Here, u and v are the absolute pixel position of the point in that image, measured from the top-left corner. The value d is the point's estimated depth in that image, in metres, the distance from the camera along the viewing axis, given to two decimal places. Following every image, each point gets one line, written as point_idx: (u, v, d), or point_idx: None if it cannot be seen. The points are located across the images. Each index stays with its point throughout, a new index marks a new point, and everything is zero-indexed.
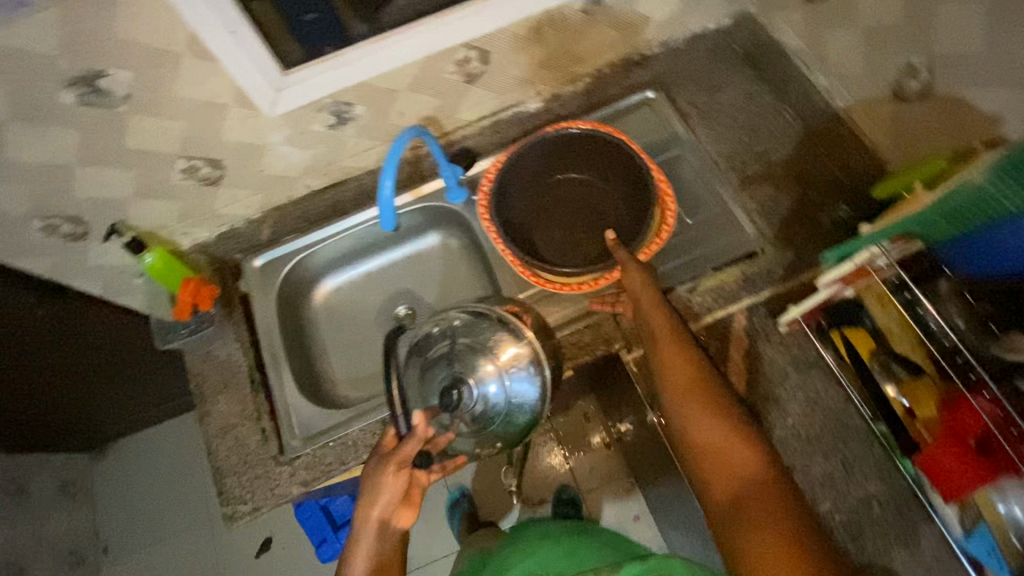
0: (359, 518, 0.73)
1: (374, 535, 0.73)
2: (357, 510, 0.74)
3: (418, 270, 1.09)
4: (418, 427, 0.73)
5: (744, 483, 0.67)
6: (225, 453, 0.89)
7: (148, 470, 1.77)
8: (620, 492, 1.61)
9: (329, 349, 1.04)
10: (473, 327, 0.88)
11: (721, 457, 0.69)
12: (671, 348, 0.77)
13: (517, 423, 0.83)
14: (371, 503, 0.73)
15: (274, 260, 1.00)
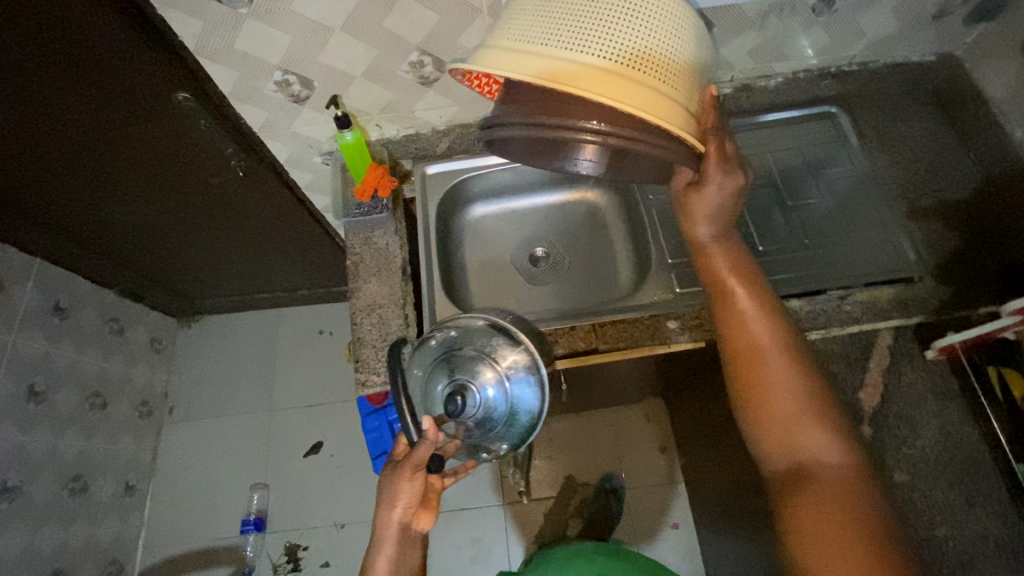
0: (380, 521, 0.76)
1: (394, 540, 0.75)
2: (376, 516, 0.76)
3: (563, 218, 1.15)
4: (429, 432, 0.72)
5: (823, 471, 0.59)
6: (368, 327, 0.95)
7: (227, 348, 1.88)
8: (662, 499, 1.61)
9: (467, 267, 1.11)
10: (470, 334, 0.85)
11: (790, 442, 0.63)
12: (753, 316, 0.69)
13: (519, 425, 0.82)
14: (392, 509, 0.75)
15: (444, 173, 1.08)
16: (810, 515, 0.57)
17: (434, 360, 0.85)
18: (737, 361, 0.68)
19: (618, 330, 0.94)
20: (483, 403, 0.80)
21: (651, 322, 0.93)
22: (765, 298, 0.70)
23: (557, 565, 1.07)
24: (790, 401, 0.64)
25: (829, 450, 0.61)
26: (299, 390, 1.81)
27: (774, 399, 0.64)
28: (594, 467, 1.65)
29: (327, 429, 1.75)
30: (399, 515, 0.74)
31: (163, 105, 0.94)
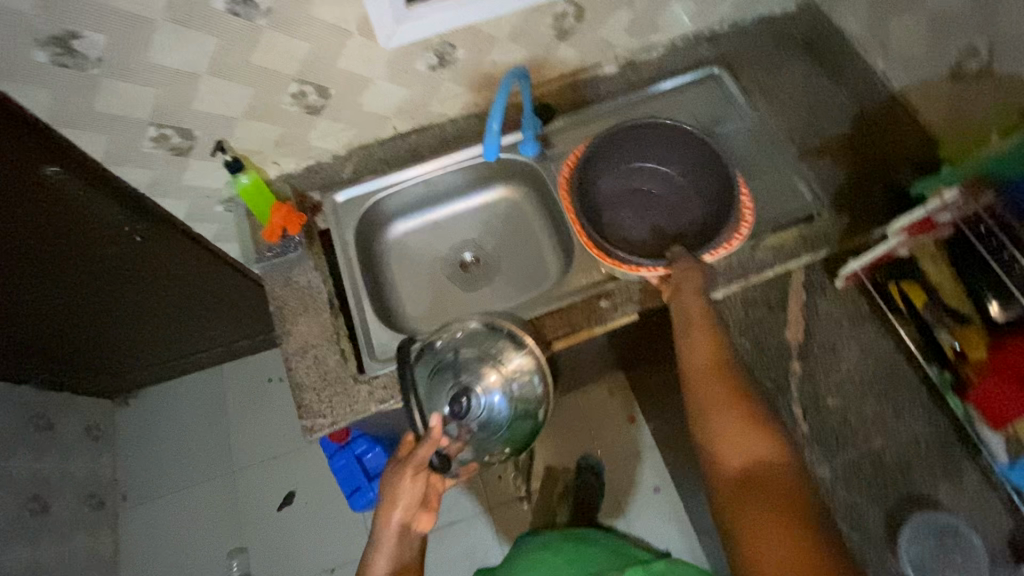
0: (380, 521, 0.81)
1: (394, 539, 0.80)
2: (377, 516, 0.81)
3: (485, 220, 1.15)
4: (434, 431, 0.80)
5: (768, 469, 0.66)
6: (305, 369, 0.92)
7: (172, 418, 1.77)
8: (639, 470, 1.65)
9: (399, 287, 1.09)
10: (478, 338, 0.90)
11: (741, 443, 0.68)
12: (703, 335, 0.78)
13: (520, 427, 0.88)
14: (393, 508, 0.80)
15: (354, 199, 1.05)
16: (747, 517, 0.63)
17: (445, 362, 0.90)
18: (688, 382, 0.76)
19: (556, 319, 0.95)
20: (486, 405, 0.87)
21: (584, 305, 0.96)
22: (716, 330, 0.79)
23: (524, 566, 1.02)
24: (737, 413, 0.71)
25: (772, 450, 0.67)
26: (260, 444, 1.74)
27: (725, 410, 0.71)
28: (571, 453, 1.67)
29: (296, 476, 1.69)
30: (399, 515, 0.80)
31: (30, 183, 0.87)
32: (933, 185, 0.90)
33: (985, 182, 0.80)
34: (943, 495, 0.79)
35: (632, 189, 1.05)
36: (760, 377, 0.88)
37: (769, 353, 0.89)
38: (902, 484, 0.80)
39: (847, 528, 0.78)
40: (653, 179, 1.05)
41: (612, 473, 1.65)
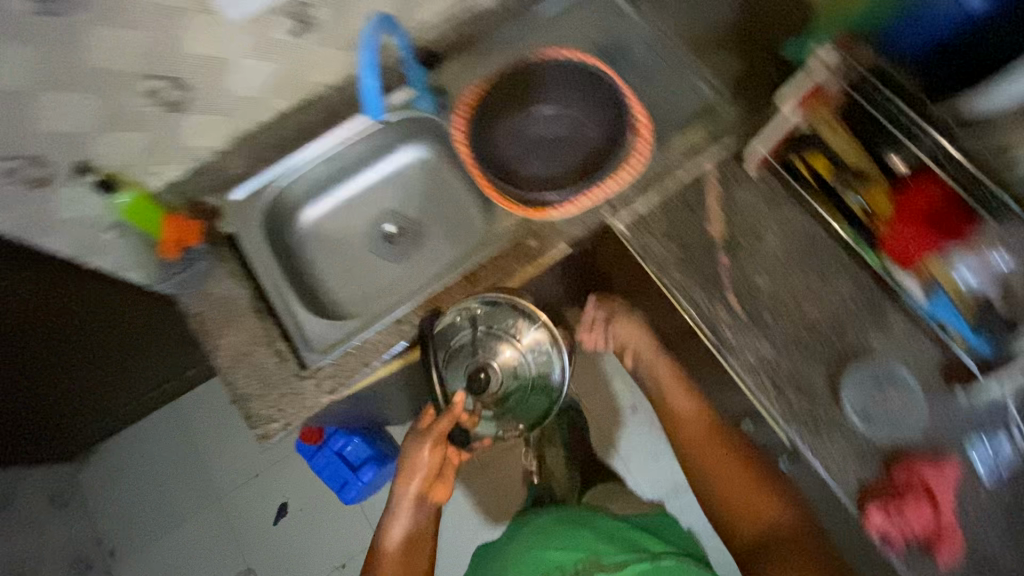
0: (400, 487, 0.93)
1: (411, 504, 0.93)
2: (397, 484, 0.93)
3: (399, 186, 1.10)
4: (455, 407, 0.87)
5: (777, 528, 0.85)
6: (246, 377, 0.89)
7: (141, 465, 1.71)
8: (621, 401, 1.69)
9: (327, 275, 1.05)
10: (494, 314, 0.91)
11: (749, 504, 0.88)
12: (687, 410, 0.97)
13: (539, 403, 0.96)
14: (411, 477, 0.92)
15: (253, 193, 0.99)
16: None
17: (465, 340, 0.92)
18: (688, 442, 0.96)
19: (489, 267, 0.94)
20: (502, 379, 0.94)
21: (514, 248, 0.95)
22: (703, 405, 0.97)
23: (515, 558, 0.99)
24: (736, 471, 0.90)
25: (779, 513, 0.86)
26: (239, 467, 1.69)
27: (725, 465, 0.91)
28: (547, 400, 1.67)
29: (284, 488, 1.66)
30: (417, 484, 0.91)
31: None
32: (803, 46, 0.92)
33: (858, 40, 0.81)
34: (876, 344, 0.84)
35: (535, 131, 1.01)
36: (693, 276, 0.90)
37: (697, 251, 0.91)
38: (838, 343, 0.84)
39: (795, 393, 0.83)
40: (557, 119, 1.01)
41: (592, 405, 1.69)
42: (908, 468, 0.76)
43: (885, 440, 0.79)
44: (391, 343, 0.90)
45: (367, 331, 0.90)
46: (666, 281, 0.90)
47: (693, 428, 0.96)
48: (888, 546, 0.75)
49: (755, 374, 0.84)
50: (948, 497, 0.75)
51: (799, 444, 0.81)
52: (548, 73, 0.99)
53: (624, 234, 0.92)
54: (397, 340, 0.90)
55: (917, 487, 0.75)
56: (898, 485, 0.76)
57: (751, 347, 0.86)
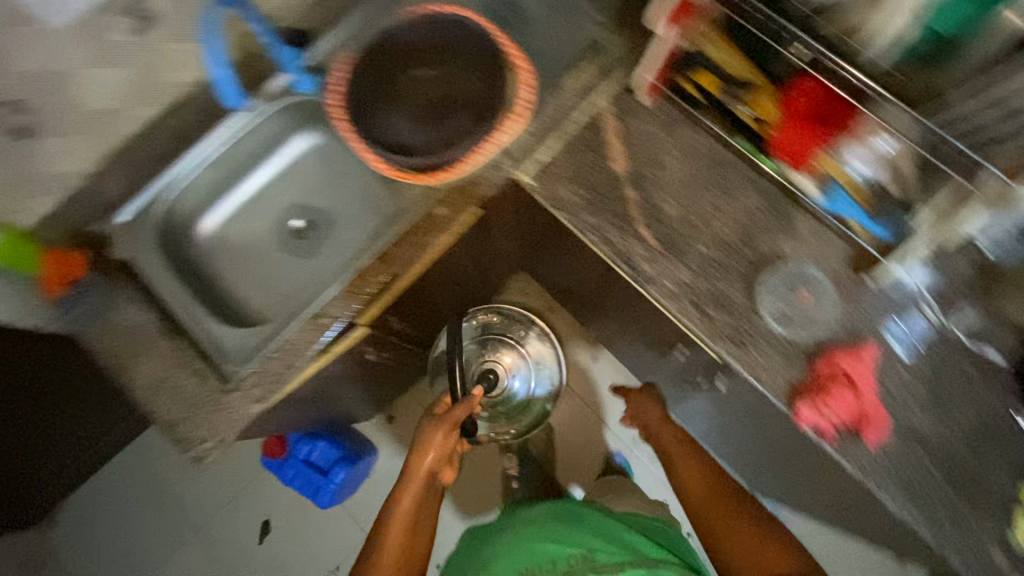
0: (411, 465, 0.95)
1: (422, 480, 0.94)
2: (411, 457, 0.96)
3: (297, 177, 1.04)
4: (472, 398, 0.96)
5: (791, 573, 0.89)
6: (169, 403, 0.86)
7: (111, 514, 1.66)
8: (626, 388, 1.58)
9: (239, 282, 1.00)
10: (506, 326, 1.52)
11: (761, 551, 0.92)
12: (695, 474, 1.08)
13: (530, 408, 1.51)
14: (423, 454, 0.95)
15: (140, 212, 0.94)
16: None
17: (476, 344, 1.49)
18: (694, 497, 1.05)
19: (400, 245, 0.90)
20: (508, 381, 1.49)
21: (423, 220, 0.91)
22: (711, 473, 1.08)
23: (506, 544, 0.94)
24: (743, 521, 0.97)
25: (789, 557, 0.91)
26: (213, 496, 1.65)
27: (733, 518, 0.97)
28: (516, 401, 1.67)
29: (263, 506, 1.64)
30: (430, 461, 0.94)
31: None
32: None
33: None
34: (786, 248, 0.85)
35: (422, 102, 0.97)
36: (603, 215, 0.89)
37: (603, 190, 0.90)
38: (749, 254, 0.86)
39: (717, 311, 0.84)
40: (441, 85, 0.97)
41: None
42: (830, 361, 0.77)
43: (808, 338, 0.80)
44: (312, 339, 0.87)
45: (285, 330, 0.87)
46: (578, 225, 0.89)
47: (697, 484, 1.06)
48: (821, 436, 0.76)
49: (675, 300, 0.85)
50: (867, 379, 0.77)
51: (727, 359, 0.82)
52: (421, 39, 0.95)
53: (531, 185, 0.90)
54: (319, 335, 0.88)
55: (840, 378, 0.77)
56: (819, 380, 0.78)
57: (669, 274, 0.86)
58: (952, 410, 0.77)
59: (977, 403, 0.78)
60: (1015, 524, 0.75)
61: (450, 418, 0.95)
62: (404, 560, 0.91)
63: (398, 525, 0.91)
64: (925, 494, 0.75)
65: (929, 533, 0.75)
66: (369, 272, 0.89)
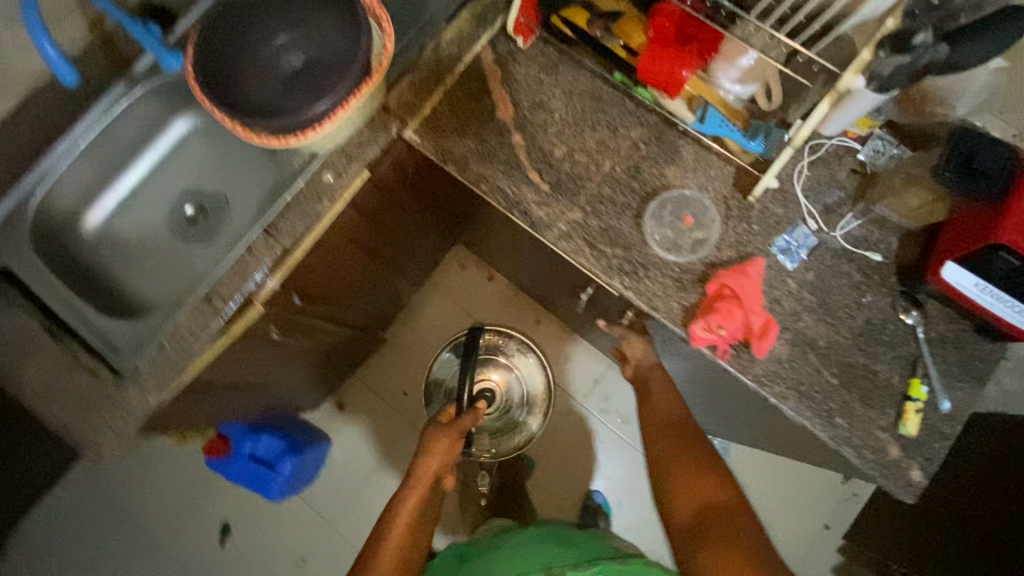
0: (417, 467, 0.95)
1: (426, 485, 0.92)
2: (418, 461, 0.95)
3: (185, 164, 1.02)
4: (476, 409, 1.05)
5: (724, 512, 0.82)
6: (61, 406, 0.82)
7: (62, 538, 1.61)
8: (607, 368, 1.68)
9: (131, 276, 0.96)
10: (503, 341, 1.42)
11: (695, 486, 0.85)
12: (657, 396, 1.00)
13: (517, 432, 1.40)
14: (430, 460, 0.96)
15: (10, 213, 0.89)
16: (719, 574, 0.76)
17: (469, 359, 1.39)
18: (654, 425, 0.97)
19: (290, 217, 0.88)
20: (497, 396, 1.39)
21: (310, 189, 0.88)
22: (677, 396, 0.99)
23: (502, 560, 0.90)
24: (692, 451, 0.90)
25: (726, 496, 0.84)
26: (165, 506, 1.62)
27: (680, 443, 0.91)
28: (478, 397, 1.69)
29: (221, 509, 1.61)
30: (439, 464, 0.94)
31: None
32: None
33: None
34: (672, 177, 0.85)
35: (285, 72, 0.87)
36: (492, 164, 0.88)
37: (490, 139, 0.88)
38: (638, 186, 0.85)
39: (611, 247, 0.84)
40: (300, 47, 0.87)
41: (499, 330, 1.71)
42: (717, 280, 0.79)
43: (699, 263, 0.82)
44: (208, 323, 0.85)
45: (178, 313, 0.85)
46: (468, 178, 0.87)
47: (656, 406, 0.98)
48: (716, 354, 0.78)
49: (570, 240, 0.85)
50: (754, 293, 0.78)
51: (624, 292, 0.83)
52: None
53: (416, 140, 0.89)
54: (214, 318, 0.85)
55: (726, 296, 0.78)
56: (710, 300, 0.79)
57: (562, 215, 0.86)
58: (836, 314, 0.80)
59: (861, 306, 0.80)
60: (903, 418, 0.76)
61: (456, 428, 1.00)
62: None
63: (400, 530, 0.86)
64: (817, 398, 0.78)
65: (827, 436, 0.77)
66: (260, 247, 0.87)
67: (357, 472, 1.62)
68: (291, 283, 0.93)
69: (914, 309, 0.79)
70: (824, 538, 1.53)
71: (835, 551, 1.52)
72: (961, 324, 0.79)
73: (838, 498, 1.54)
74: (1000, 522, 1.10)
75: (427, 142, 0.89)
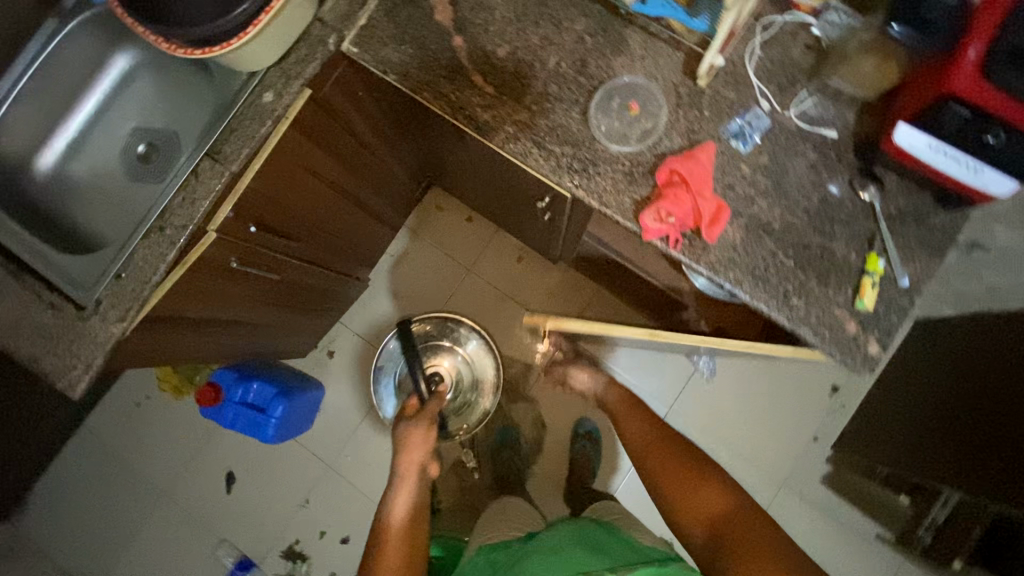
0: (401, 463, 0.93)
1: (415, 479, 0.92)
2: (400, 457, 0.93)
3: (131, 102, 1.00)
4: (438, 394, 1.06)
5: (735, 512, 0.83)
6: (29, 341, 0.84)
7: (77, 496, 1.67)
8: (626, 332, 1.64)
9: (86, 217, 0.95)
10: (442, 327, 1.38)
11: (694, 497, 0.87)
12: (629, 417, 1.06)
13: (474, 411, 1.38)
14: (412, 451, 0.94)
15: None
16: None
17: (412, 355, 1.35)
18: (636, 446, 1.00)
19: (236, 140, 0.87)
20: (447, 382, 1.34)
21: (251, 112, 0.87)
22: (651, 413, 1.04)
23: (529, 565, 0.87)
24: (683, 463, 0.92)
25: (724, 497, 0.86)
26: (171, 459, 1.67)
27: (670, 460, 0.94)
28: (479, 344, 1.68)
29: (224, 459, 1.66)
30: (422, 455, 0.93)
31: None
32: None
33: None
34: (619, 69, 0.82)
35: None
36: (433, 70, 0.85)
37: (431, 46, 0.85)
38: (585, 80, 0.82)
39: (560, 146, 0.81)
40: None
41: (481, 269, 1.70)
42: (666, 168, 0.77)
43: (648, 154, 0.79)
44: (162, 254, 0.85)
45: (131, 244, 0.85)
46: (409, 86, 0.85)
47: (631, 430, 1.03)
48: (669, 243, 0.77)
49: (518, 142, 0.82)
50: (704, 177, 0.77)
51: (575, 191, 0.80)
52: None
53: (354, 52, 0.87)
54: (168, 248, 0.85)
55: (676, 182, 0.76)
56: (661, 188, 0.77)
57: (508, 117, 0.83)
58: (792, 196, 0.78)
59: (817, 186, 0.78)
60: (859, 293, 0.75)
61: (428, 412, 1.00)
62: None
63: (396, 536, 0.84)
64: (773, 281, 0.76)
65: (783, 317, 0.76)
66: (207, 173, 0.87)
67: (353, 416, 1.66)
68: (244, 212, 0.92)
69: (871, 184, 0.77)
70: (814, 451, 1.54)
71: (825, 463, 1.53)
72: (922, 197, 0.77)
73: (826, 411, 1.55)
74: (985, 411, 1.08)
75: (366, 53, 0.86)
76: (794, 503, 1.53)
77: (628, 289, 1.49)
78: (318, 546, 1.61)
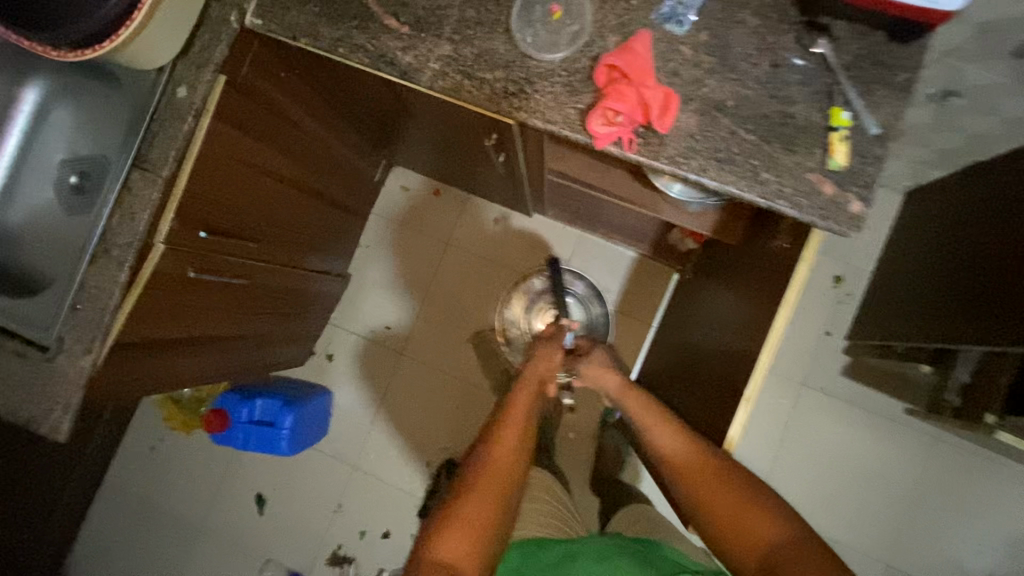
0: (527, 373, 1.02)
1: (534, 386, 0.99)
2: (525, 372, 1.03)
3: (50, 129, 0.95)
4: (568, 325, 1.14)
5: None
6: (3, 395, 0.81)
7: (116, 552, 1.67)
8: (634, 284, 1.61)
9: (34, 258, 0.92)
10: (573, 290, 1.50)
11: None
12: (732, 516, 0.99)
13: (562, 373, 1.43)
14: (536, 367, 1.03)
15: None
16: None
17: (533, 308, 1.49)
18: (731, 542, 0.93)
19: (163, 144, 0.83)
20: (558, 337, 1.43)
21: (172, 112, 0.84)
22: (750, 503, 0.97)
23: None
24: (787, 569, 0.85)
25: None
26: (200, 493, 1.67)
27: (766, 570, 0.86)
28: (479, 313, 1.65)
29: (252, 481, 1.66)
30: (547, 369, 1.03)
31: None
32: None
33: None
34: None
35: None
36: (344, 24, 0.80)
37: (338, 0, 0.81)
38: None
39: (491, 71, 0.77)
40: None
41: (461, 238, 1.67)
42: (604, 67, 0.73)
43: (583, 58, 0.75)
44: (114, 277, 0.82)
45: (79, 273, 0.82)
46: (323, 46, 0.80)
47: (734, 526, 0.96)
48: (623, 147, 0.73)
49: (447, 77, 0.77)
50: (645, 66, 0.72)
51: (517, 115, 0.76)
52: None
53: (259, 25, 0.82)
54: (119, 270, 0.82)
55: (617, 79, 0.72)
56: (604, 89, 0.73)
57: (431, 54, 0.78)
58: (740, 68, 0.74)
59: (765, 52, 0.74)
60: (831, 151, 0.71)
61: (555, 345, 1.08)
62: (506, 470, 0.85)
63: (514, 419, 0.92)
64: (739, 161, 0.72)
65: (756, 195, 0.72)
66: (139, 185, 0.83)
67: (367, 411, 1.65)
68: (189, 217, 0.89)
69: (820, 36, 0.73)
70: (829, 344, 1.51)
71: (843, 354, 1.50)
72: (874, 38, 0.73)
73: (832, 302, 1.51)
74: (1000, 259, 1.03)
75: (273, 22, 0.82)
76: (819, 401, 1.51)
77: (611, 224, 1.45)
78: (361, 546, 1.61)
